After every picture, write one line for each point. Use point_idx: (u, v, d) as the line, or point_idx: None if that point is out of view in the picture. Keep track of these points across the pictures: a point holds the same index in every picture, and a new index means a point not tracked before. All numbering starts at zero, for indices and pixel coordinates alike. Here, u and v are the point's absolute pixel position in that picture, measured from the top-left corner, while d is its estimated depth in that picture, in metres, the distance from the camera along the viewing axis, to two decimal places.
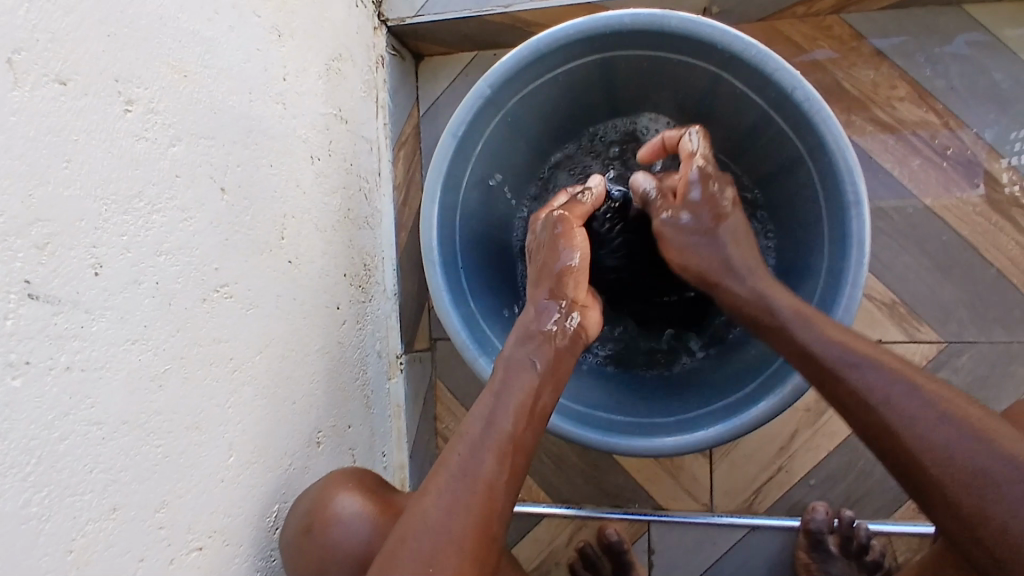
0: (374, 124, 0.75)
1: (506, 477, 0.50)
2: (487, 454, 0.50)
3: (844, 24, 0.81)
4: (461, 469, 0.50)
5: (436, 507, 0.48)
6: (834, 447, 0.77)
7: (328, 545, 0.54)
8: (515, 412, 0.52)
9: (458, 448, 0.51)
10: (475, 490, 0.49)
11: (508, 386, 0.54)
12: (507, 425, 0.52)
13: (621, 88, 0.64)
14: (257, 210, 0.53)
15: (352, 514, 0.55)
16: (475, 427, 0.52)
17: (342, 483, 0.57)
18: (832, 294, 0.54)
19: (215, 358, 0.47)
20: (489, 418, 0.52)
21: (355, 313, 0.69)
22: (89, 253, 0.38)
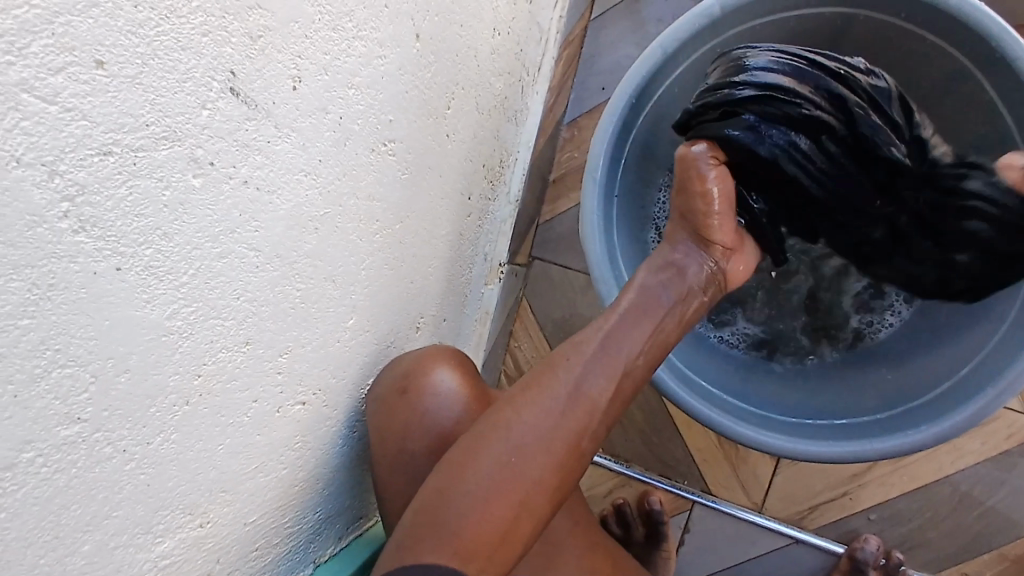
0: (552, 13, 0.68)
1: (611, 400, 0.47)
2: (600, 375, 0.47)
3: None
4: (571, 380, 0.47)
5: (535, 406, 0.46)
6: (906, 491, 0.74)
7: (415, 410, 0.53)
8: (635, 340, 0.49)
9: (572, 358, 0.48)
10: (577, 406, 0.46)
11: (635, 314, 0.49)
12: (625, 351, 0.48)
13: (845, 53, 0.58)
14: (436, 70, 0.48)
15: (446, 390, 0.54)
16: (594, 343, 0.48)
17: (441, 356, 0.55)
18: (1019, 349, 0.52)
19: (364, 215, 0.44)
20: (608, 345, 0.48)
21: (480, 209, 0.64)
22: (292, 63, 0.33)
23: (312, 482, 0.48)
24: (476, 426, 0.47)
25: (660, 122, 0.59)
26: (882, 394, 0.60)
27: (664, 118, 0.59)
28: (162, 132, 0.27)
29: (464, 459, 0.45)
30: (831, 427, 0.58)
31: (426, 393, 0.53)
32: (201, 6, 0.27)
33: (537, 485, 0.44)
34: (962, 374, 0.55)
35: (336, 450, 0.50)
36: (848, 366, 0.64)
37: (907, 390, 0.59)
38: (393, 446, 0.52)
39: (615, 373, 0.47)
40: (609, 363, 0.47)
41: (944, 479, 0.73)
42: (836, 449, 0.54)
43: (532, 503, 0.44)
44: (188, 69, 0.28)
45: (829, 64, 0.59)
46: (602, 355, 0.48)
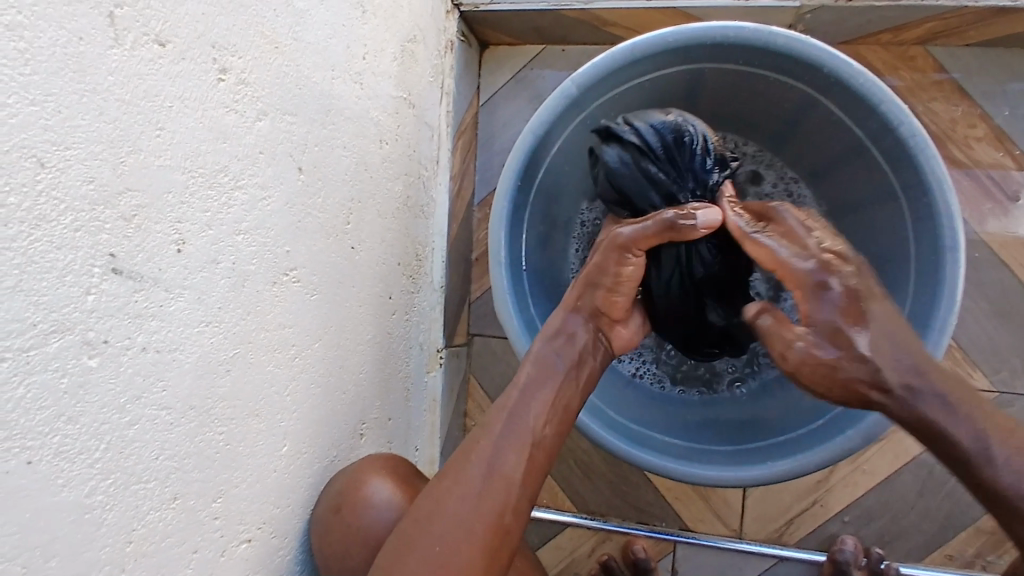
0: (438, 110, 0.73)
1: (525, 475, 0.49)
2: (508, 453, 0.49)
3: (927, 56, 0.78)
4: (484, 466, 0.49)
5: (456, 494, 0.48)
6: (871, 486, 0.76)
7: (358, 524, 0.52)
8: (537, 408, 0.51)
9: (480, 441, 0.50)
10: (492, 487, 0.48)
11: (537, 383, 0.52)
12: (530, 422, 0.50)
13: (706, 99, 0.62)
14: (327, 193, 0.51)
15: (384, 499, 0.54)
16: (500, 420, 0.51)
17: (374, 467, 0.55)
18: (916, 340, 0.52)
19: (277, 345, 0.45)
20: (512, 420, 0.50)
21: (404, 305, 0.67)
22: (173, 229, 0.36)
23: None
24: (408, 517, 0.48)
25: (554, 192, 0.63)
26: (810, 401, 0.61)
27: (554, 189, 0.62)
28: (50, 326, 0.29)
29: (398, 557, 0.46)
30: (761, 446, 0.59)
31: (365, 505, 0.53)
32: (69, 205, 0.30)
33: None
34: None
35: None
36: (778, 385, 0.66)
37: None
38: (340, 565, 0.51)
39: (524, 446, 0.50)
40: (517, 436, 0.50)
41: (903, 467, 0.75)
42: (769, 468, 0.55)
43: None
44: (66, 264, 0.30)
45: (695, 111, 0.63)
46: (506, 431, 0.50)
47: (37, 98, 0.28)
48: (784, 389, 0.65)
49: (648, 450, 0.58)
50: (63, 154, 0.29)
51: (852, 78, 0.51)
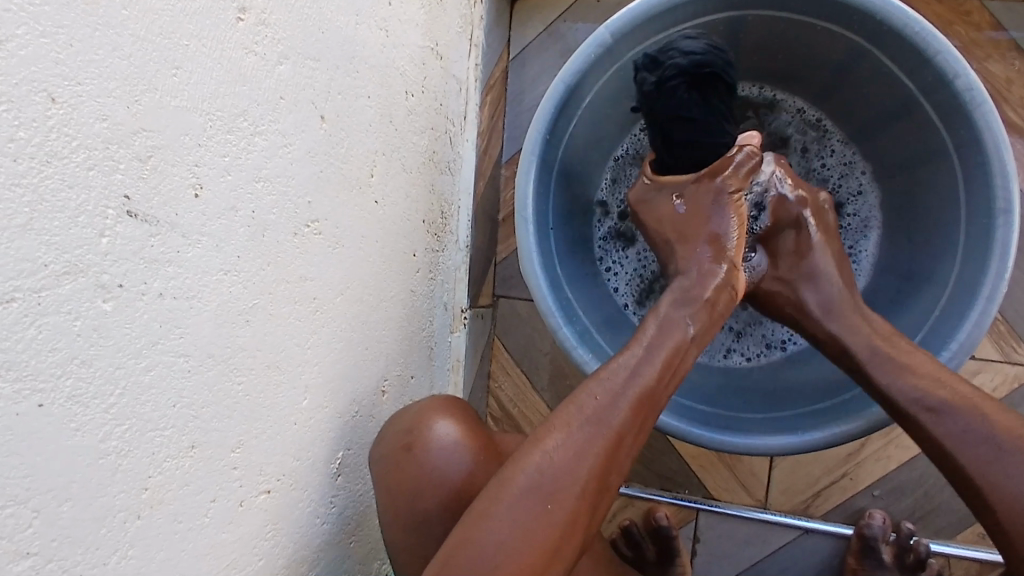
0: (466, 63, 0.70)
1: (635, 431, 0.47)
2: (624, 408, 0.46)
3: (986, 12, 0.72)
4: (597, 411, 0.46)
5: (564, 438, 0.45)
6: (904, 462, 0.73)
7: (426, 466, 0.52)
8: (659, 364, 0.49)
9: (594, 390, 0.47)
10: (603, 439, 0.45)
11: (659, 342, 0.50)
12: (649, 378, 0.48)
13: (747, 51, 0.59)
14: (351, 144, 0.50)
15: (452, 442, 0.53)
16: (621, 373, 0.48)
17: (441, 409, 0.54)
18: (960, 307, 0.50)
19: (297, 297, 0.45)
20: (629, 374, 0.48)
21: (428, 264, 0.65)
22: (190, 172, 0.35)
23: (297, 566, 0.48)
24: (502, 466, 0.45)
25: (585, 147, 0.61)
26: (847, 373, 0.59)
27: (585, 143, 0.60)
28: (63, 268, 0.28)
29: (485, 502, 0.44)
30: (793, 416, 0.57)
31: (429, 445, 0.52)
32: (81, 143, 0.29)
33: (560, 534, 0.43)
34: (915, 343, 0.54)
35: (318, 531, 0.50)
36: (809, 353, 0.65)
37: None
38: (402, 505, 0.52)
39: (636, 404, 0.47)
40: (631, 389, 0.47)
41: None
42: (803, 436, 0.53)
43: (557, 555, 0.43)
44: (79, 205, 0.29)
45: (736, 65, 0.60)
46: (623, 383, 0.47)
47: (48, 32, 0.27)
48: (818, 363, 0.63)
49: (677, 417, 0.56)
50: (73, 91, 0.28)
51: (906, 25, 0.47)
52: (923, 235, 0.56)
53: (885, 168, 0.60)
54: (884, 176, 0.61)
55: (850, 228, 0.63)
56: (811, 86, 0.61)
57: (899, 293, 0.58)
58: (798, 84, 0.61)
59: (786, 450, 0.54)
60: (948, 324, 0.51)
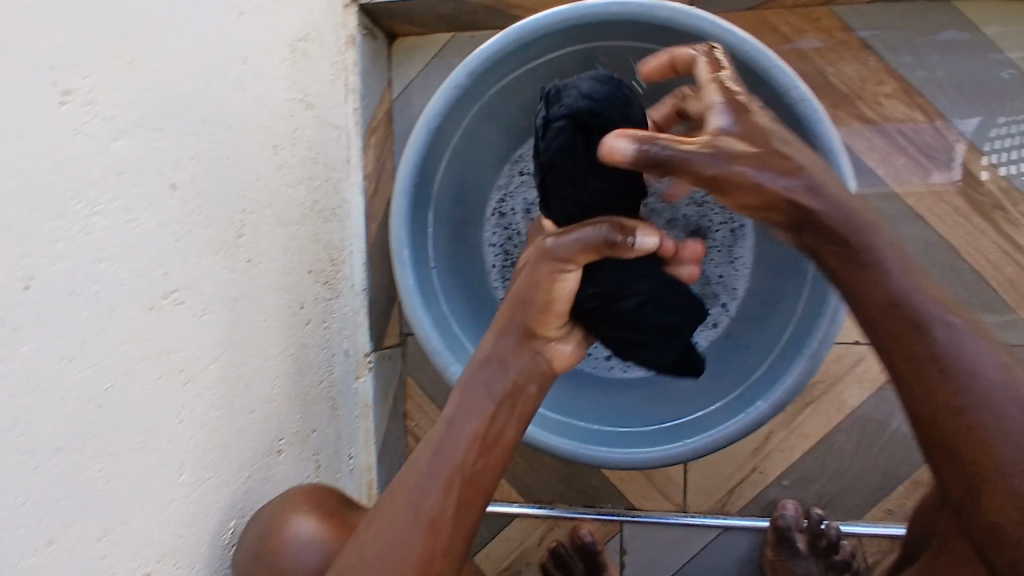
0: (343, 108, 0.71)
1: (456, 515, 0.45)
2: (435, 494, 0.45)
3: (834, 17, 0.76)
4: (410, 505, 0.44)
5: (381, 536, 0.44)
6: (808, 449, 0.76)
7: (286, 566, 0.51)
8: (473, 438, 0.47)
9: (402, 485, 0.45)
10: (418, 535, 0.44)
11: (462, 411, 0.47)
12: (460, 456, 0.46)
13: None
14: (212, 209, 0.49)
15: (307, 535, 0.52)
16: (423, 462, 0.46)
17: (297, 504, 0.53)
18: (820, 298, 0.55)
19: (161, 372, 0.44)
20: (437, 459, 0.46)
21: (320, 313, 0.65)
22: (19, 265, 0.33)
23: None
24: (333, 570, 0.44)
25: (462, 183, 0.62)
26: (729, 375, 0.62)
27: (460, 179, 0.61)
28: None
29: None
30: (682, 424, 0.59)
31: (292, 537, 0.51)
32: None
33: None
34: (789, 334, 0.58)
35: None
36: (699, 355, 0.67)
37: (747, 359, 0.62)
38: None
39: (448, 491, 0.45)
40: (442, 477, 0.45)
41: (838, 428, 0.76)
42: (689, 442, 0.55)
43: None
44: None
45: None
46: (432, 467, 0.45)
47: None
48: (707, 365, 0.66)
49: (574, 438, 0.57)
50: None
51: (738, 46, 0.50)
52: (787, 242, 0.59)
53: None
54: None
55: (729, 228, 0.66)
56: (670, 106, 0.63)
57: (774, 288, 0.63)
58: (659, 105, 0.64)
59: (675, 460, 0.55)
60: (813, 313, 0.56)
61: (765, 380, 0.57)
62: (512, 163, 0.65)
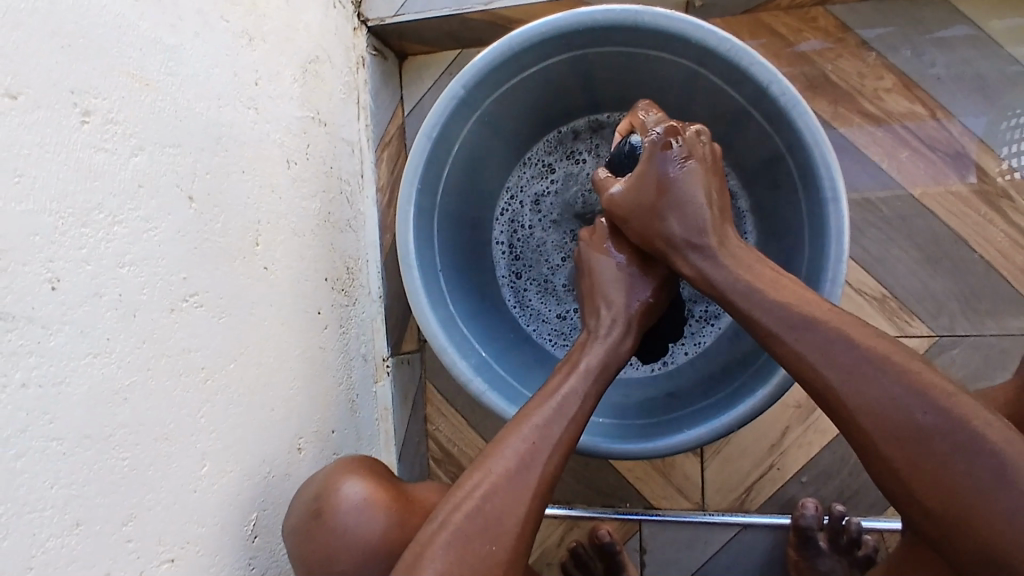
0: (356, 125, 0.75)
1: (565, 468, 0.52)
2: (565, 446, 0.51)
3: (830, 16, 0.77)
4: (538, 455, 0.50)
5: (525, 474, 0.49)
6: (825, 444, 0.76)
7: (336, 529, 0.54)
8: (591, 407, 0.54)
9: (537, 431, 0.51)
10: (539, 480, 0.49)
11: (602, 375, 0.55)
12: (589, 417, 0.53)
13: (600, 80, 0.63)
14: (227, 219, 0.53)
15: (358, 499, 0.55)
16: (582, 409, 0.52)
17: (351, 468, 0.57)
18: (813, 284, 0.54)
19: (183, 370, 0.47)
20: (579, 411, 0.52)
21: (338, 318, 0.68)
22: (45, 268, 0.37)
23: None
24: (444, 508, 0.49)
25: (466, 189, 0.64)
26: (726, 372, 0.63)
27: (465, 185, 0.64)
28: None
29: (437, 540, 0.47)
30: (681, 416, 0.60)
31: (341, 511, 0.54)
32: None
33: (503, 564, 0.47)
34: None
35: None
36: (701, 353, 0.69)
37: (744, 353, 0.63)
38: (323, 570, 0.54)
39: (556, 454, 0.51)
40: (551, 466, 0.50)
41: None
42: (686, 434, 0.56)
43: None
44: None
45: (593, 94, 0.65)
46: (568, 416, 0.52)
47: None
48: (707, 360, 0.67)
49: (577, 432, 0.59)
50: None
51: (718, 44, 0.52)
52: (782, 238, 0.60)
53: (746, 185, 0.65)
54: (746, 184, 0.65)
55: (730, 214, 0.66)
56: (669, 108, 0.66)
57: None
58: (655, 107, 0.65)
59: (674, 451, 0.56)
60: None
61: (762, 371, 0.57)
62: (523, 165, 0.70)
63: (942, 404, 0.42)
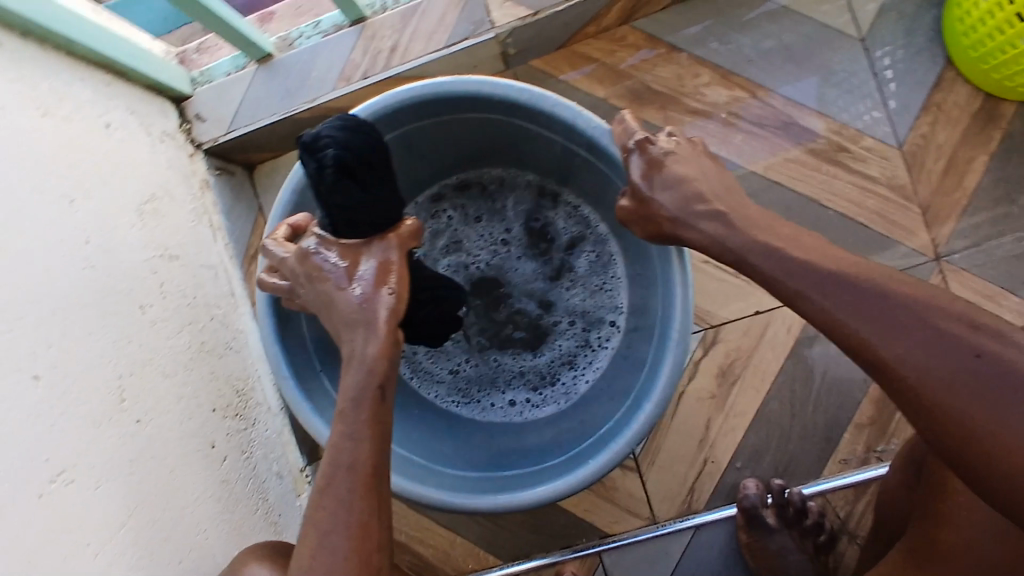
0: (214, 247, 0.75)
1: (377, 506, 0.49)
2: (350, 490, 0.48)
3: (637, 31, 0.82)
4: (331, 516, 0.48)
5: (323, 548, 0.47)
6: (748, 426, 0.78)
7: None
8: (367, 436, 0.50)
9: (321, 504, 0.49)
10: (352, 537, 0.47)
11: (353, 405, 0.51)
12: (367, 448, 0.50)
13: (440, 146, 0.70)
14: (82, 384, 0.51)
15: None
16: (344, 454, 0.50)
17: (250, 555, 0.55)
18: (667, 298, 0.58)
19: (66, 554, 0.44)
20: (348, 454, 0.49)
21: (238, 444, 0.67)
22: None
23: None
24: None
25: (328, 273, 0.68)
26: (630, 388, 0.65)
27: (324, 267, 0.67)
28: None
29: None
30: (591, 446, 0.61)
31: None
32: None
33: None
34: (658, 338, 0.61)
35: None
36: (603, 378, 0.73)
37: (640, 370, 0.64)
38: None
39: (355, 506, 0.48)
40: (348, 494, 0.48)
41: (768, 396, 0.78)
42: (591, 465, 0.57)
43: None
44: None
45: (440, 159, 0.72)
46: (339, 466, 0.49)
47: None
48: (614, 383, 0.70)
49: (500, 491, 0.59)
50: None
51: (518, 95, 0.59)
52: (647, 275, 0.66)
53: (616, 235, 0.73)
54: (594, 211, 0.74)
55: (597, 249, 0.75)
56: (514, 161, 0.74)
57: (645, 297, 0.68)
58: (501, 157, 0.74)
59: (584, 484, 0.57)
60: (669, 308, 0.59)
61: (650, 377, 0.58)
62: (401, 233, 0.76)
63: (933, 326, 0.45)
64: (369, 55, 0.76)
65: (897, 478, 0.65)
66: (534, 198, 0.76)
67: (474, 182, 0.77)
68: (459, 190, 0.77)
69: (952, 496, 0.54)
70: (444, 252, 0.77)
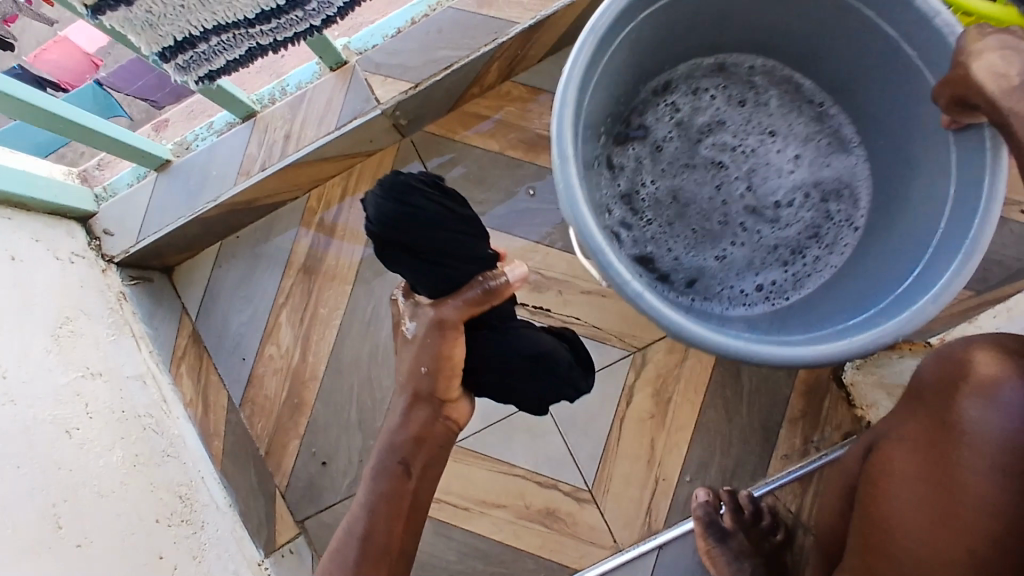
0: (138, 355, 0.75)
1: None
2: (359, 569, 0.57)
3: (519, 86, 0.86)
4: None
5: None
6: (690, 438, 0.81)
7: None
8: (382, 515, 0.60)
9: (333, 564, 0.59)
10: None
11: (381, 478, 0.61)
12: (383, 526, 0.59)
13: (679, 38, 0.60)
14: (15, 517, 0.50)
15: None
16: (362, 521, 0.59)
17: None
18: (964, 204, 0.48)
19: None
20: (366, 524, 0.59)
21: (188, 549, 0.66)
22: None
23: None
24: None
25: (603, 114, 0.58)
26: (897, 271, 0.52)
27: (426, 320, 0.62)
28: None
29: None
30: (842, 329, 0.49)
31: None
32: None
33: None
34: (939, 222, 0.50)
35: None
36: (872, 242, 0.59)
37: (915, 242, 0.51)
38: None
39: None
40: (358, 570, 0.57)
41: (703, 407, 0.81)
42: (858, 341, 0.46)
43: None
44: None
45: (670, 49, 0.60)
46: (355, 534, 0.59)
47: None
48: (866, 260, 0.57)
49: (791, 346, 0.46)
50: None
51: None
52: (892, 125, 0.58)
53: (832, 100, 0.64)
54: (831, 96, 0.63)
55: (826, 132, 0.65)
56: (699, 47, 0.63)
57: (901, 173, 0.57)
58: (722, 29, 0.61)
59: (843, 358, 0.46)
60: (965, 182, 0.48)
61: (924, 281, 0.48)
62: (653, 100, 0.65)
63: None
64: (266, 146, 0.78)
65: (838, 498, 0.61)
66: (726, 93, 0.66)
67: (678, 80, 0.65)
68: (682, 80, 0.65)
69: (887, 499, 0.52)
70: (706, 132, 0.66)
